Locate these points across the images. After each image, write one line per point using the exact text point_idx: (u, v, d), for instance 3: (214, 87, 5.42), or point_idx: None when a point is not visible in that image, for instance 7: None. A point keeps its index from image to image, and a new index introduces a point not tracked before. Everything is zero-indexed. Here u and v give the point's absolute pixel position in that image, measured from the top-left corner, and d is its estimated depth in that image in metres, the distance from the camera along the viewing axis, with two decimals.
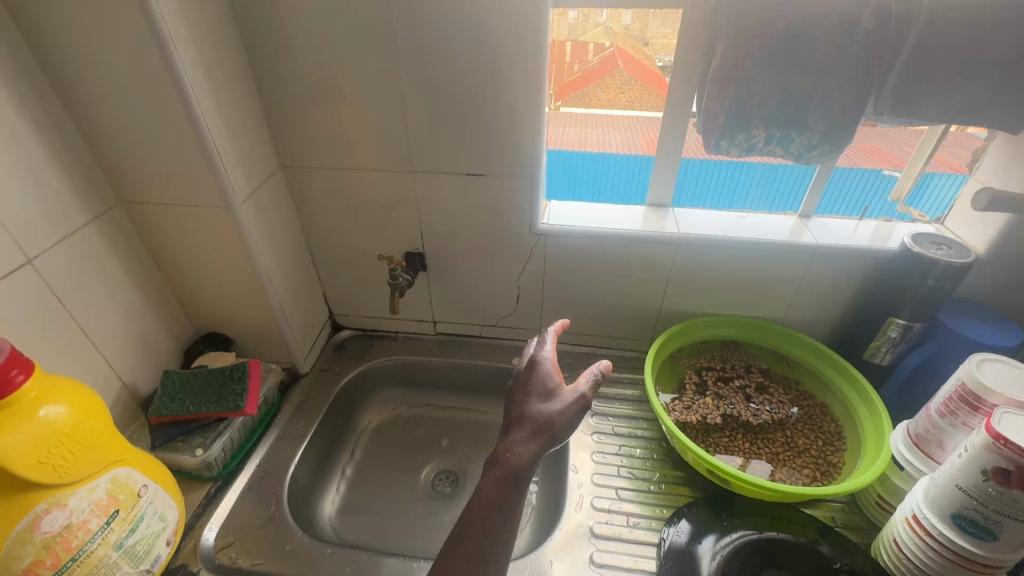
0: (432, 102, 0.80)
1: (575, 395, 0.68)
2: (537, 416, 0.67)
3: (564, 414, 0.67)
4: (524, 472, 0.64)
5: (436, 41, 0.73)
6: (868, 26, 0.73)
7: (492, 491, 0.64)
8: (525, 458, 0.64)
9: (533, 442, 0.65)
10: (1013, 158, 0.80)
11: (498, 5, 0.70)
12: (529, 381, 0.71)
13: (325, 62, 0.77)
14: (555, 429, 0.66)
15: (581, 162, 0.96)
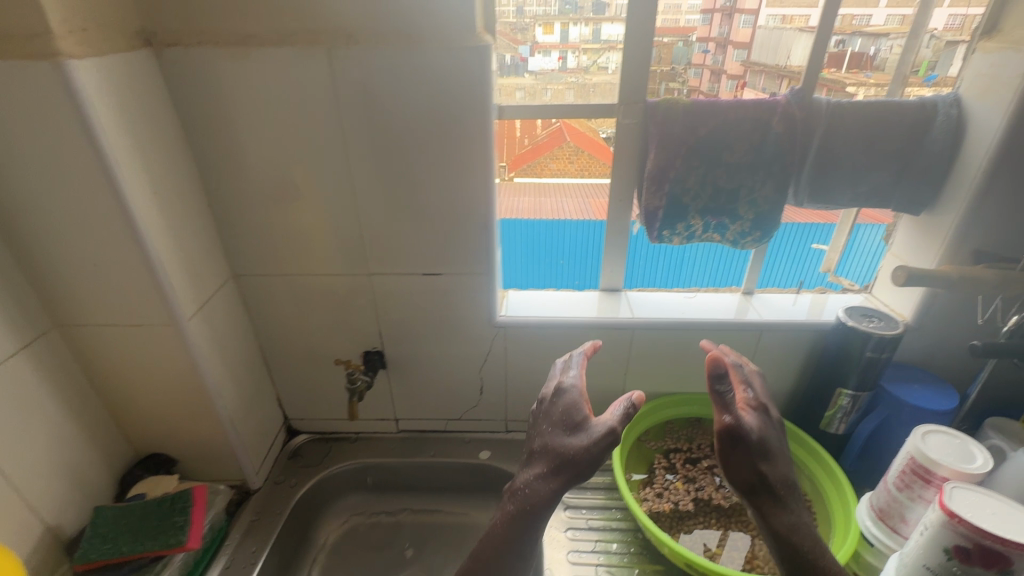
0: (386, 208, 0.82)
1: (602, 431, 0.63)
2: (554, 451, 0.65)
3: (586, 449, 0.63)
4: (537, 508, 0.64)
5: (387, 154, 0.77)
6: (780, 129, 0.81)
7: (509, 529, 0.64)
8: (545, 493, 0.64)
9: (555, 478, 0.64)
10: (920, 239, 0.88)
11: (445, 122, 0.74)
12: (553, 410, 0.69)
13: (278, 176, 0.79)
14: (573, 465, 0.63)
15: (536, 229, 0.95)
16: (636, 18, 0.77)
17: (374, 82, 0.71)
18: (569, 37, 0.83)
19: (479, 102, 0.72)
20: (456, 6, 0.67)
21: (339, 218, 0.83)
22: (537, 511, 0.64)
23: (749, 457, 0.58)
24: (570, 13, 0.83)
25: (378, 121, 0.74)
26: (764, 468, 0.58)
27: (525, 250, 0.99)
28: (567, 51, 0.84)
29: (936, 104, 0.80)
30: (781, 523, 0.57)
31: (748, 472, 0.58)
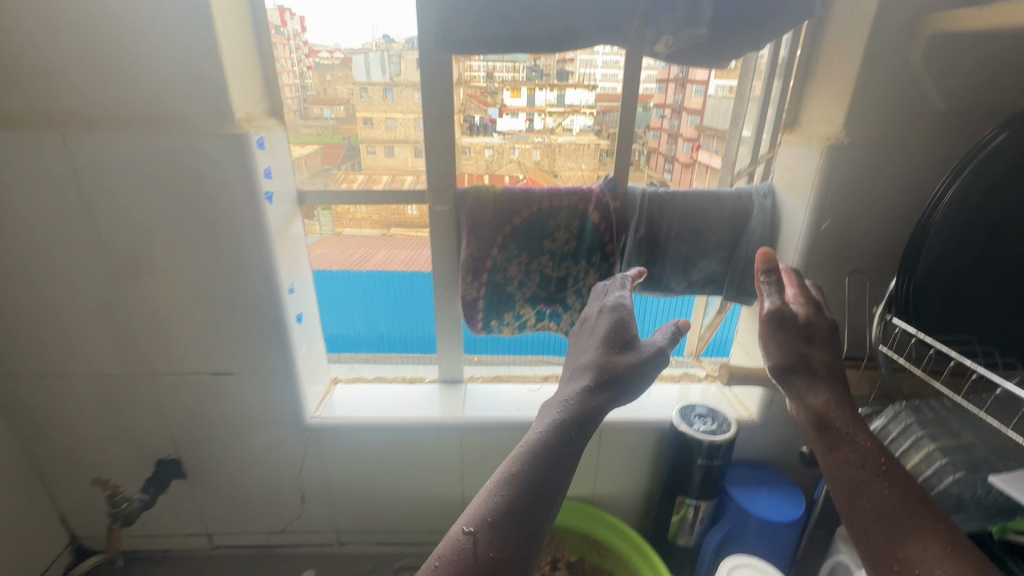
0: (155, 303, 0.72)
1: (653, 348, 0.57)
2: (604, 362, 0.56)
3: (638, 368, 0.55)
4: (588, 421, 0.53)
5: (147, 246, 0.68)
6: (596, 218, 0.77)
7: (543, 450, 0.51)
8: (588, 406, 0.53)
9: (599, 389, 0.54)
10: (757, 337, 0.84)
11: (209, 213, 0.67)
12: (590, 326, 0.61)
13: (22, 267, 0.69)
14: (627, 378, 0.55)
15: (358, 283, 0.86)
16: (431, 103, 0.72)
17: (118, 170, 0.64)
18: (535, 99, 0.76)
19: (242, 193, 0.65)
20: (204, 94, 0.61)
21: (102, 315, 0.73)
22: (579, 430, 0.52)
23: (797, 338, 0.55)
24: (537, 76, 0.75)
25: (131, 212, 0.66)
26: (807, 350, 0.56)
27: (393, 307, 0.88)
28: (534, 113, 0.77)
29: (751, 195, 0.77)
30: (816, 402, 0.54)
31: (800, 356, 0.55)
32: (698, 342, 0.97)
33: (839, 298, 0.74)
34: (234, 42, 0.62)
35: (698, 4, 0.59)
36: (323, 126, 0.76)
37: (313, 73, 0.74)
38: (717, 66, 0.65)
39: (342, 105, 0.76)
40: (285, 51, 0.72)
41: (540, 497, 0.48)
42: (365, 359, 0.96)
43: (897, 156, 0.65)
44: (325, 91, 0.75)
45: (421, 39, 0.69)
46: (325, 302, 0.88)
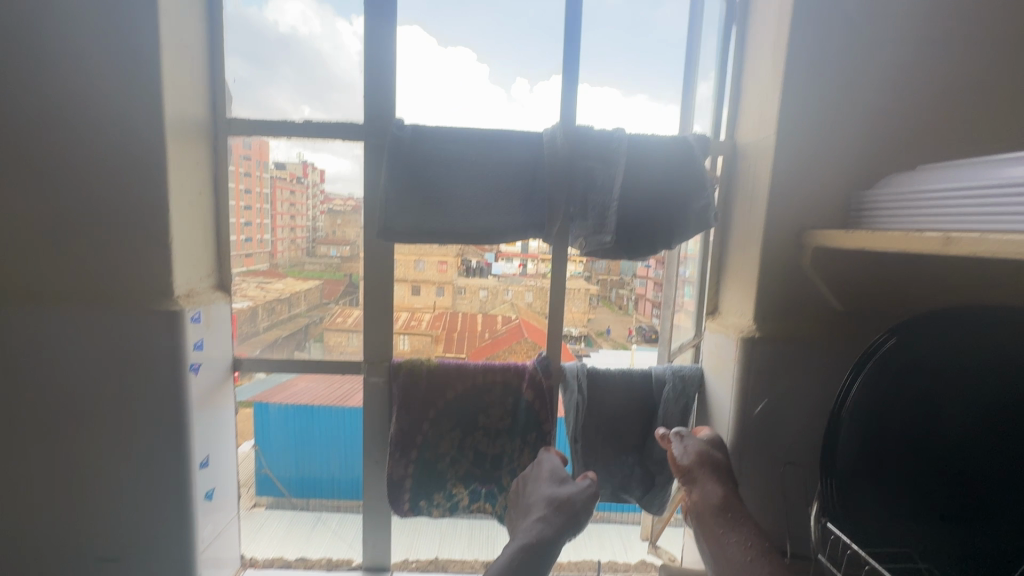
0: (53, 474, 0.68)
1: (583, 477, 0.66)
2: (552, 497, 0.63)
3: (569, 494, 0.63)
4: (543, 551, 0.58)
5: (58, 414, 0.66)
6: (528, 396, 0.77)
7: (509, 567, 0.56)
8: (545, 534, 0.60)
9: (547, 519, 0.61)
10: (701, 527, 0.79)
11: (127, 386, 0.66)
12: (528, 481, 0.68)
13: None
14: (567, 503, 0.62)
15: (308, 423, 0.81)
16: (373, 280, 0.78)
17: (49, 340, 0.65)
18: (530, 247, 0.79)
19: (164, 367, 0.66)
20: (147, 275, 0.65)
21: None
22: (539, 558, 0.58)
23: (703, 457, 0.62)
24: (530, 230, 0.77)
25: (45, 381, 0.66)
26: (717, 468, 0.62)
27: (353, 447, 0.82)
28: (528, 259, 0.79)
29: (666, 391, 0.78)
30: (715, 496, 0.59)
31: (698, 461, 0.62)
32: (654, 525, 0.90)
33: (776, 488, 0.71)
34: (187, 229, 0.68)
35: (604, 218, 0.68)
36: (328, 263, 0.79)
37: (325, 216, 0.78)
38: (642, 258, 0.70)
39: (347, 246, 0.78)
40: (303, 197, 0.78)
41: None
42: (325, 509, 0.85)
43: (807, 349, 0.67)
44: (333, 232, 0.78)
45: (354, 215, 0.77)
46: (306, 436, 0.82)
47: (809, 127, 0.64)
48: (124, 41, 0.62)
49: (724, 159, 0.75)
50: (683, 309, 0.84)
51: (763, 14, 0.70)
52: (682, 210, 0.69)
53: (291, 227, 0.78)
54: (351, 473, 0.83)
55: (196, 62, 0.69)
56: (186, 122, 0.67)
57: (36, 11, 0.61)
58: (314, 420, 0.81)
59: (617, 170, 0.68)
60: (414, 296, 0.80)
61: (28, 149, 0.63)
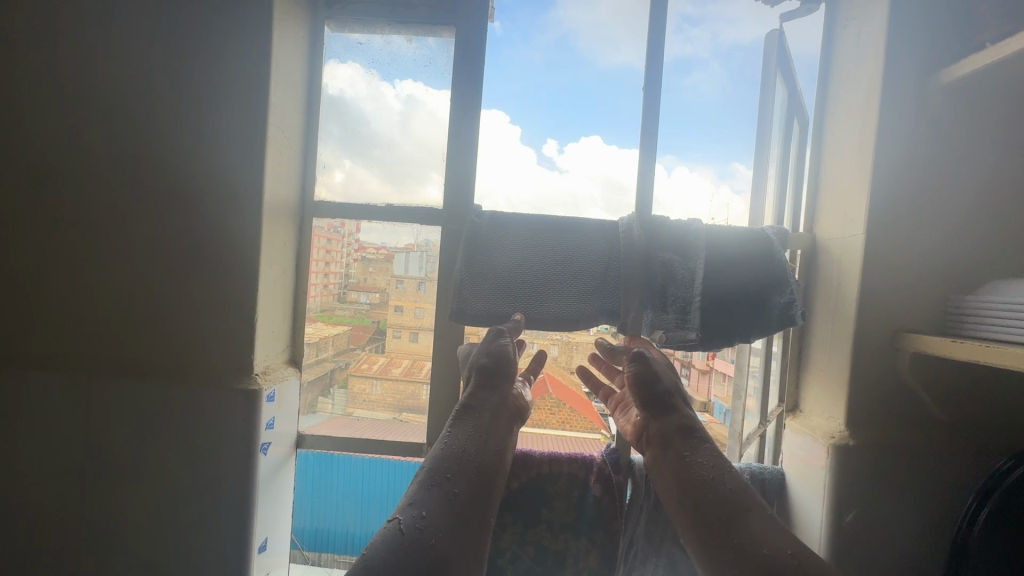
0: (120, 545, 0.68)
1: (507, 327, 0.68)
2: (478, 377, 0.64)
3: (506, 367, 0.64)
4: (483, 428, 0.60)
5: (134, 486, 0.67)
6: (596, 491, 0.73)
7: (461, 449, 0.56)
8: (484, 412, 0.61)
9: (489, 399, 0.63)
10: None
11: (200, 463, 0.66)
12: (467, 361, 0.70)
13: (16, 493, 0.69)
14: (501, 373, 0.64)
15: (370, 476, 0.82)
16: (410, 333, 0.81)
17: (136, 411, 0.67)
18: None
19: (236, 446, 0.66)
20: (229, 352, 0.67)
21: (60, 557, 0.69)
22: (480, 429, 0.59)
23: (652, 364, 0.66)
24: None
25: (124, 452, 0.67)
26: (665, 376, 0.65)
27: None
28: None
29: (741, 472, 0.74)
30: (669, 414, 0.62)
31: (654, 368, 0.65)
32: None
33: None
34: (271, 307, 0.71)
35: (686, 312, 0.67)
36: (358, 310, 0.80)
37: (358, 264, 0.81)
38: (716, 350, 0.69)
39: (377, 293, 0.80)
40: (339, 245, 0.80)
41: (466, 487, 0.53)
42: (338, 566, 0.82)
43: (903, 461, 0.63)
44: (365, 279, 0.80)
45: (385, 264, 0.80)
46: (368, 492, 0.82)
47: (901, 227, 0.63)
48: (233, 133, 0.66)
49: (803, 253, 0.74)
50: (751, 395, 0.84)
51: (843, 113, 0.70)
52: (762, 306, 0.67)
53: (324, 272, 0.80)
54: (366, 526, 0.83)
55: (293, 150, 0.74)
56: (279, 205, 0.71)
57: (158, 105, 0.67)
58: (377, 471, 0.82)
59: (697, 263, 0.68)
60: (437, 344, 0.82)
61: (136, 229, 0.67)
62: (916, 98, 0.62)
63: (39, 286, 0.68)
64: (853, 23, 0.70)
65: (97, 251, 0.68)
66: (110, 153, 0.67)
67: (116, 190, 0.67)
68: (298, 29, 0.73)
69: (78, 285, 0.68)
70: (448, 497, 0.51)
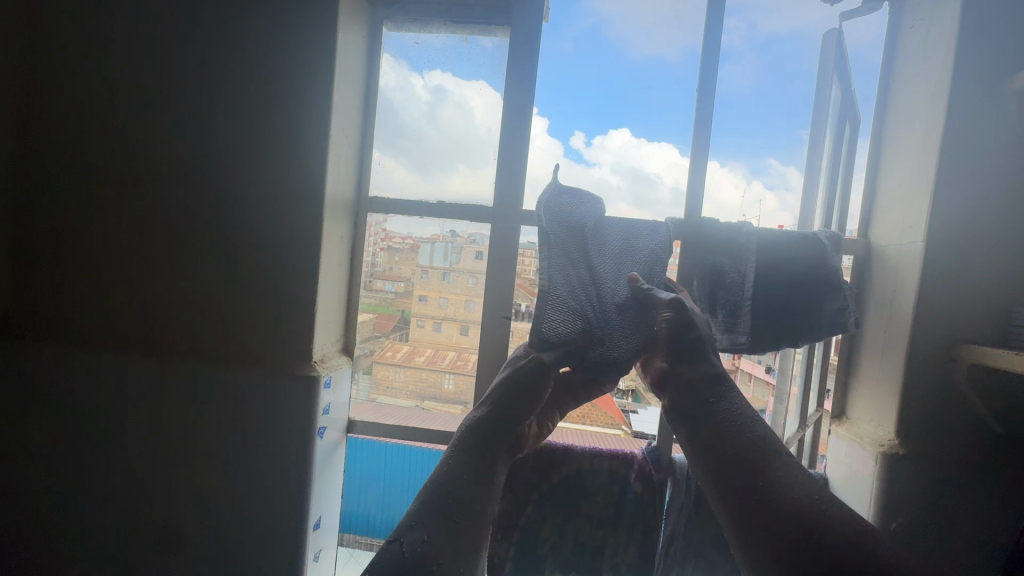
0: (185, 517, 0.72)
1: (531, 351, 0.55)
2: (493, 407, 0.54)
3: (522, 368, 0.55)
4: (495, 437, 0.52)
5: (198, 462, 0.72)
6: (636, 487, 0.75)
7: (465, 464, 0.50)
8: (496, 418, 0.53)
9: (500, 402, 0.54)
10: None
11: (261, 443, 0.70)
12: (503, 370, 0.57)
13: (90, 464, 0.74)
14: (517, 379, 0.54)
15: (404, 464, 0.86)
16: (433, 323, 0.84)
17: (202, 392, 0.71)
18: None
19: (295, 428, 0.69)
20: (290, 339, 0.70)
21: (134, 526, 0.74)
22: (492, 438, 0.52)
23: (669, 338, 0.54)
24: None
25: (191, 431, 0.71)
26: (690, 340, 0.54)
27: None
28: None
29: None
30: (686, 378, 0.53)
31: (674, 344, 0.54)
32: None
33: None
34: (328, 298, 0.74)
35: (736, 315, 0.67)
36: (382, 298, 0.83)
37: (384, 253, 0.83)
38: (761, 353, 0.68)
39: (402, 282, 0.83)
40: (371, 234, 0.82)
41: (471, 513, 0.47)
42: (359, 545, 0.85)
43: (951, 471, 0.63)
44: (390, 268, 0.84)
45: (411, 253, 0.83)
46: (403, 479, 0.86)
47: (965, 236, 0.62)
48: (298, 131, 0.69)
49: (855, 258, 0.74)
50: (791, 396, 0.81)
51: (906, 118, 0.69)
52: (812, 311, 0.67)
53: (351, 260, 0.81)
54: (387, 511, 0.86)
55: (351, 147, 0.77)
56: (338, 200, 0.74)
57: (227, 104, 0.70)
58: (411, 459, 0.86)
59: (748, 266, 0.68)
60: (462, 336, 0.85)
61: (204, 220, 0.71)
62: (986, 102, 0.61)
63: (115, 271, 0.73)
64: (922, 25, 0.68)
65: (169, 240, 0.72)
66: (182, 147, 0.71)
67: (187, 184, 0.71)
68: (359, 29, 0.76)
69: (149, 272, 0.72)
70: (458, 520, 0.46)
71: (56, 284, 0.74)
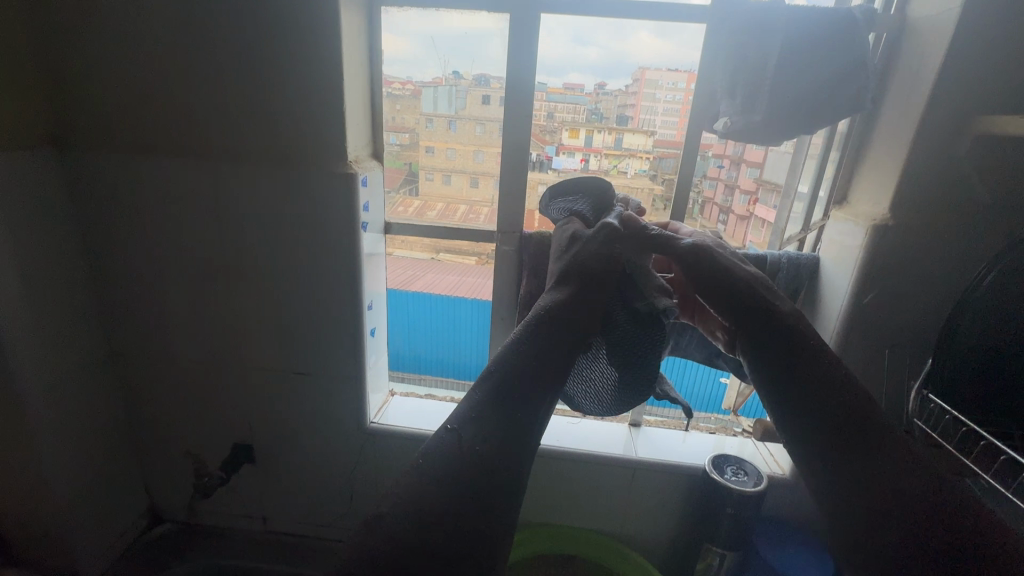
0: (255, 302, 0.84)
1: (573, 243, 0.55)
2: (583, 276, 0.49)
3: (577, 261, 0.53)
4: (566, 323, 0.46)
5: (257, 255, 0.81)
6: None
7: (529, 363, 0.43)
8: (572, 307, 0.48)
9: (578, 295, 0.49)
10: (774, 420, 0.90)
11: (312, 235, 0.79)
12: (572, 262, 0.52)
13: (161, 262, 0.84)
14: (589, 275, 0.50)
15: (436, 312, 0.95)
16: (442, 175, 0.88)
17: (250, 192, 0.77)
18: (591, 141, 0.84)
19: (341, 220, 0.77)
20: (324, 137, 0.74)
21: (212, 314, 0.86)
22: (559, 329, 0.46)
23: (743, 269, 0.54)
24: (611, 146, 0.84)
25: (246, 229, 0.79)
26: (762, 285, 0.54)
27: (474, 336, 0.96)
28: (589, 154, 0.85)
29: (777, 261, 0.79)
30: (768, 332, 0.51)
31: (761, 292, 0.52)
32: (736, 398, 0.95)
33: (876, 366, 0.77)
34: (354, 97, 0.76)
35: (754, 99, 0.69)
36: (389, 151, 0.86)
37: (386, 101, 0.84)
38: (775, 146, 0.72)
39: (406, 133, 0.86)
40: (385, 32, 0.80)
41: (536, 404, 0.42)
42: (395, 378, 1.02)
43: (932, 238, 0.70)
44: (394, 118, 0.85)
45: (412, 100, 0.84)
46: (438, 326, 0.97)
47: (998, 6, 0.61)
48: None
49: (886, 37, 0.71)
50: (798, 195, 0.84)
51: None
52: (832, 91, 0.67)
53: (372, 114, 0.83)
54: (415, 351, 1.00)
55: None
56: None
57: None
58: (443, 306, 0.95)
59: (773, 46, 0.67)
60: (472, 188, 0.88)
61: (219, 14, 0.70)
62: None
63: (140, 76, 0.74)
64: None
65: (187, 39, 0.71)
66: None
67: None
68: None
69: (175, 75, 0.73)
70: (512, 412, 0.41)
71: (86, 93, 0.76)
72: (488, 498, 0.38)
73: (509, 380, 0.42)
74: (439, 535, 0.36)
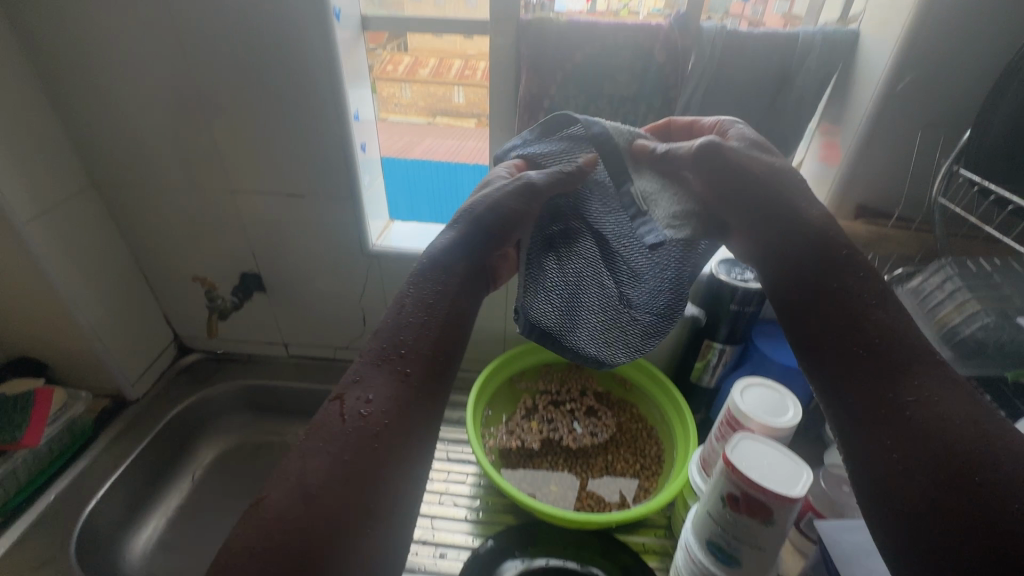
0: (231, 114, 0.78)
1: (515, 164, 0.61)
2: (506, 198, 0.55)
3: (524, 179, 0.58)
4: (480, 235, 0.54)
5: (223, 55, 0.72)
6: None
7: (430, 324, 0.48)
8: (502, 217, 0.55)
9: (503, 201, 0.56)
10: None
11: (280, 24, 0.69)
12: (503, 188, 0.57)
13: (118, 71, 0.75)
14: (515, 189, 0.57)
15: (436, 175, 0.96)
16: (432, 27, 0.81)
17: None
18: None
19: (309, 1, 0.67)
20: None
21: (188, 131, 0.80)
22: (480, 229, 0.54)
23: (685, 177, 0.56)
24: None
25: (204, 21, 0.69)
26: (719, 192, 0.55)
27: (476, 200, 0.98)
28: None
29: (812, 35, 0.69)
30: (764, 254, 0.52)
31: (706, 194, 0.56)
32: None
33: (904, 153, 0.72)
34: None
35: None
36: None
37: None
38: None
39: None
40: None
41: (421, 370, 0.45)
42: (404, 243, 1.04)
43: None
44: None
45: None
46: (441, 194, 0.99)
47: None
48: None
49: None
50: None
51: None
52: None
53: None
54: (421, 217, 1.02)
55: None
56: None
57: None
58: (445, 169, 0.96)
59: None
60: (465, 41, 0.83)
61: None
62: None
63: None
64: None
65: None
66: None
67: None
68: None
69: None
70: (398, 379, 0.45)
71: None
72: (373, 460, 0.41)
73: (397, 348, 0.46)
74: (324, 497, 0.38)
